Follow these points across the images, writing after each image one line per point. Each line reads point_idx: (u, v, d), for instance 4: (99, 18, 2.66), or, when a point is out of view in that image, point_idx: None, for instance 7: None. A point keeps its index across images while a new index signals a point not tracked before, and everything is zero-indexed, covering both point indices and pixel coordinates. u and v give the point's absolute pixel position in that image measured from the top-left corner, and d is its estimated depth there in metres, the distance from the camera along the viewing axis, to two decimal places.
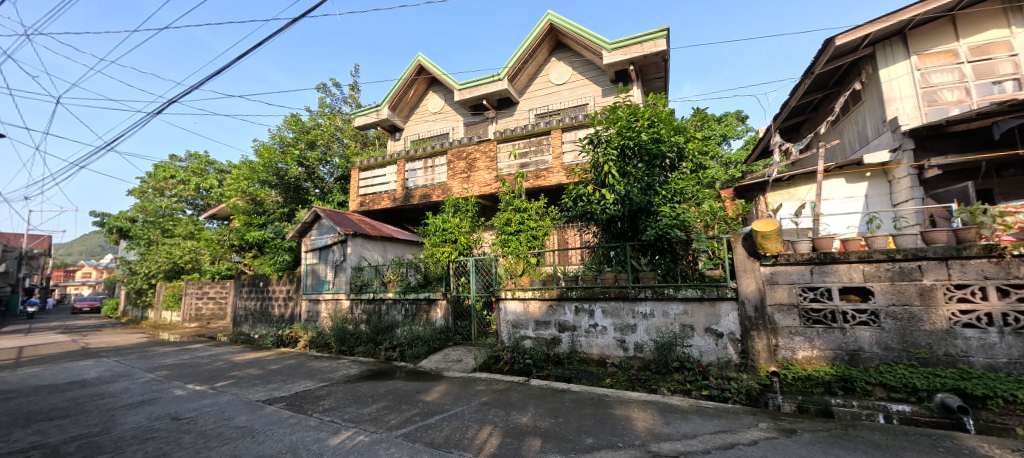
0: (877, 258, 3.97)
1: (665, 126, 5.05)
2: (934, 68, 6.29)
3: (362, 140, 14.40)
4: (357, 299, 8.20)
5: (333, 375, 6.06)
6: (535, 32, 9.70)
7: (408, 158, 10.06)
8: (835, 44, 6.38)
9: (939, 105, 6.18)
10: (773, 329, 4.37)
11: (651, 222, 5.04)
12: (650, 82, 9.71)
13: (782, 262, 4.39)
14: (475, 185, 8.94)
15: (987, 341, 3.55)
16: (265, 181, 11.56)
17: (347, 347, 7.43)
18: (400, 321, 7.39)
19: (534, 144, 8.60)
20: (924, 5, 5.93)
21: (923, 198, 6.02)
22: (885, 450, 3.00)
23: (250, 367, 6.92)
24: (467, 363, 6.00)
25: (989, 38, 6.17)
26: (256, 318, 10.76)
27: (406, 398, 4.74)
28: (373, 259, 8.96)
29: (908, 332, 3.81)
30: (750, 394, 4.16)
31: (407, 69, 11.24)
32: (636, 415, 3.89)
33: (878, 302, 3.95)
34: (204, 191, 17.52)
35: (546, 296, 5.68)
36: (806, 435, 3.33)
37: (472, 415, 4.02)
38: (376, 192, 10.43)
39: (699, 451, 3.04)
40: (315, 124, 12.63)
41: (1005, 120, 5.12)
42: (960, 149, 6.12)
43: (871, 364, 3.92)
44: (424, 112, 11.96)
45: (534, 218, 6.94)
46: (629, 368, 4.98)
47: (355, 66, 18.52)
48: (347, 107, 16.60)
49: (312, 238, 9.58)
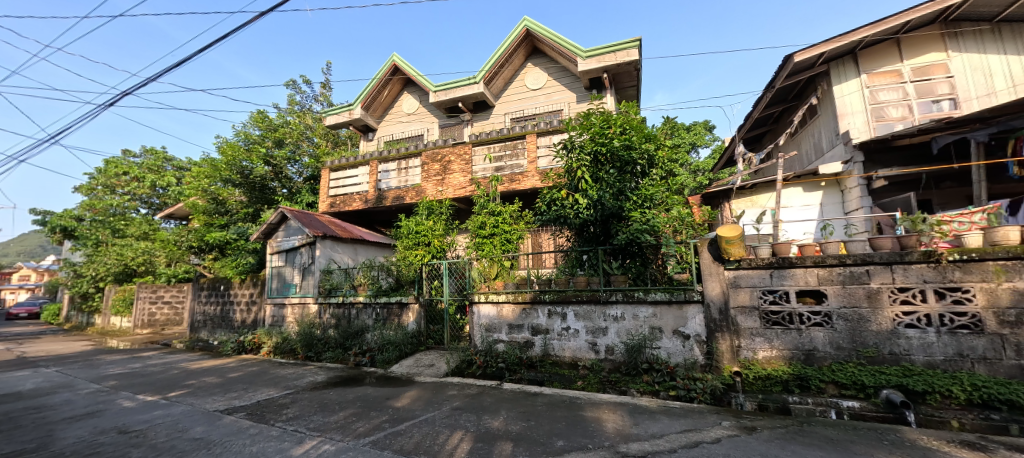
0: (831, 263, 4.22)
1: (637, 134, 5.17)
2: (881, 86, 6.77)
3: (333, 139, 14.03)
4: (326, 303, 7.94)
5: (299, 382, 5.83)
6: (511, 37, 9.75)
7: (381, 158, 9.87)
8: (794, 60, 6.74)
9: (886, 121, 6.66)
10: (736, 330, 4.54)
11: (622, 226, 5.16)
12: (623, 90, 9.97)
13: (744, 266, 4.57)
14: (450, 187, 8.87)
15: (926, 341, 3.82)
16: (229, 180, 11.05)
17: (314, 353, 7.17)
18: (371, 326, 7.21)
19: (509, 148, 8.64)
20: (873, 27, 6.36)
21: (872, 207, 6.45)
22: (837, 445, 3.16)
23: (208, 375, 6.56)
24: (439, 368, 5.93)
25: (930, 60, 6.67)
26: (216, 323, 10.24)
27: (376, 404, 4.62)
28: (342, 262, 8.71)
29: (857, 332, 4.06)
30: (714, 394, 4.32)
31: (381, 68, 11.03)
32: (606, 416, 3.95)
33: (831, 305, 4.19)
34: (160, 189, 16.50)
35: (520, 300, 5.70)
36: (765, 432, 3.47)
37: (443, 421, 3.96)
38: (347, 193, 10.17)
39: (665, 451, 3.10)
40: (283, 122, 12.19)
41: (943, 136, 5.51)
42: (904, 162, 6.60)
43: (824, 362, 4.14)
44: (398, 113, 11.78)
45: (508, 221, 6.96)
46: (600, 370, 5.04)
47: (327, 64, 18.08)
48: (318, 105, 16.14)
49: (279, 240, 9.22)
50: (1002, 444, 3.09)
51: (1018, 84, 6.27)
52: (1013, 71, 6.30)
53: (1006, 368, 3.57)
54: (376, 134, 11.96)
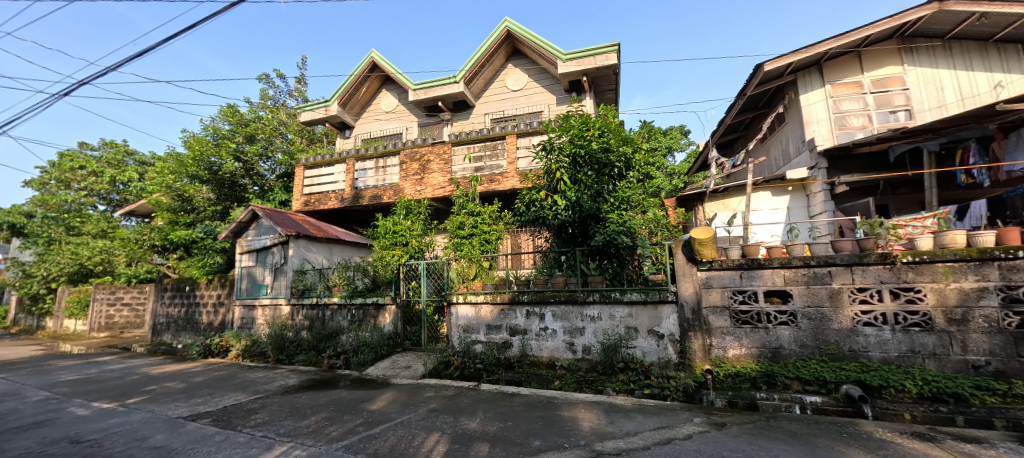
0: (796, 264, 4.41)
1: (615, 136, 5.23)
2: (844, 97, 7.13)
3: (307, 135, 13.66)
4: (298, 305, 7.71)
5: (269, 386, 5.63)
6: (492, 37, 9.74)
7: (358, 157, 9.67)
8: (765, 69, 7.00)
9: (848, 129, 7.02)
10: (708, 329, 4.67)
11: (600, 227, 5.23)
12: (602, 93, 10.12)
13: (716, 267, 4.72)
14: (428, 187, 8.78)
15: (882, 338, 4.03)
16: (196, 176, 10.59)
17: (286, 356, 6.95)
18: (346, 327, 7.05)
19: (489, 148, 8.63)
20: (837, 40, 6.68)
21: (835, 211, 6.78)
22: (800, 438, 3.30)
23: (171, 380, 6.26)
24: (416, 369, 5.86)
25: (888, 72, 7.05)
26: (181, 326, 9.79)
27: (350, 407, 4.52)
28: (317, 262, 8.48)
29: (820, 331, 4.25)
30: (686, 391, 4.44)
31: (359, 65, 10.81)
32: (582, 416, 3.99)
33: (796, 304, 4.37)
34: (120, 185, 15.63)
35: (498, 300, 5.68)
36: (734, 428, 3.58)
37: (419, 423, 3.91)
38: (322, 191, 9.91)
39: (639, 448, 3.16)
40: (255, 117, 11.79)
41: (900, 145, 5.83)
42: (864, 168, 6.96)
43: (790, 360, 4.32)
44: (376, 111, 11.58)
45: (487, 222, 6.95)
46: (577, 370, 5.09)
47: (303, 58, 17.58)
48: (293, 100, 15.67)
49: (249, 239, 8.90)
50: (949, 435, 3.30)
51: (965, 98, 6.81)
52: (961, 86, 6.84)
53: (954, 364, 3.80)
54: (353, 131, 11.71)
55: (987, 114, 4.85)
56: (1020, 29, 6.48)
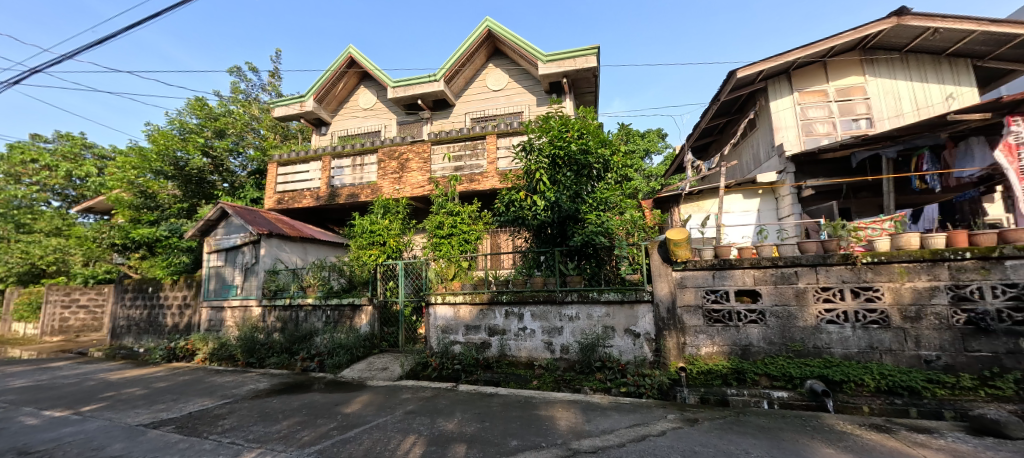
0: (765, 264, 4.57)
1: (594, 138, 5.27)
2: (811, 104, 7.44)
3: (281, 131, 13.27)
4: (270, 306, 7.46)
5: (238, 391, 5.43)
6: (473, 36, 9.70)
7: (334, 154, 9.45)
8: (737, 76, 7.22)
9: (814, 136, 7.34)
10: (682, 328, 4.78)
11: (579, 228, 5.28)
12: (582, 95, 10.23)
13: (690, 267, 4.83)
14: (407, 186, 8.67)
15: (843, 335, 4.23)
16: (160, 171, 10.12)
17: (257, 359, 6.71)
18: (320, 329, 6.87)
19: (469, 148, 8.59)
20: (805, 49, 6.97)
21: (802, 214, 7.08)
22: (767, 432, 3.42)
23: (132, 386, 5.95)
24: (393, 371, 5.76)
25: (851, 82, 7.40)
26: (143, 328, 9.32)
27: (324, 411, 4.40)
28: (290, 262, 8.23)
29: (787, 328, 4.42)
30: (661, 389, 4.53)
31: (336, 60, 10.57)
32: (559, 414, 4.01)
33: (765, 303, 4.53)
34: (76, 180, 14.73)
35: (477, 300, 5.66)
36: (705, 423, 3.69)
37: (396, 426, 3.84)
38: (297, 189, 9.63)
39: (615, 445, 3.21)
40: (225, 111, 11.38)
41: (861, 151, 6.12)
42: (829, 173, 7.29)
43: (759, 356, 4.48)
44: (354, 108, 11.35)
45: (466, 221, 6.93)
46: (555, 369, 5.14)
47: (277, 51, 17.02)
48: (266, 95, 15.16)
49: (217, 238, 8.56)
50: (903, 426, 3.49)
51: (920, 108, 7.26)
52: (916, 97, 7.28)
53: (908, 358, 4.02)
54: (329, 128, 11.43)
55: (940, 123, 5.15)
56: (969, 45, 6.92)
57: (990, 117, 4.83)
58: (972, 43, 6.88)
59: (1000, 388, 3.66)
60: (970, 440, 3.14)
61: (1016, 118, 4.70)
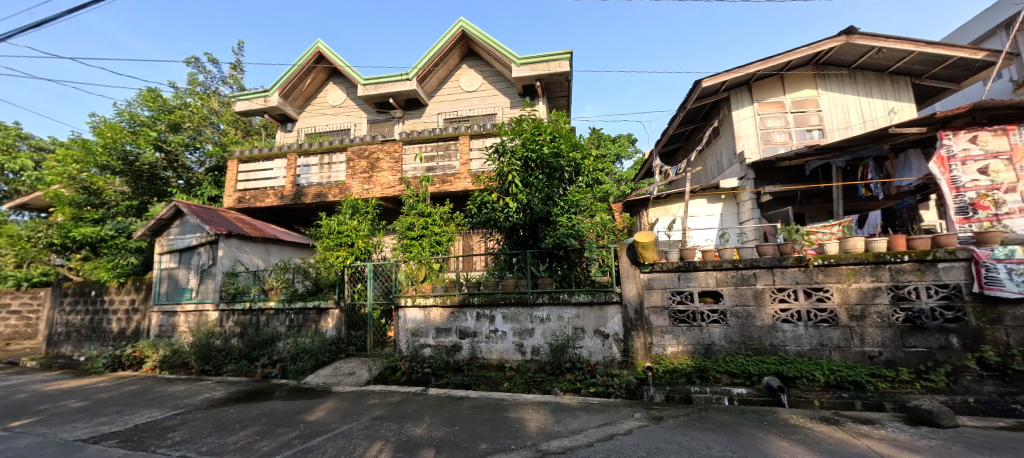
0: (726, 267, 4.76)
1: (565, 142, 5.32)
2: (769, 115, 7.86)
3: (243, 127, 12.66)
4: (228, 310, 7.09)
5: (191, 400, 5.12)
6: (446, 36, 9.61)
7: (301, 152, 9.11)
8: (703, 85, 7.52)
9: (772, 145, 7.75)
10: (649, 329, 4.91)
11: (550, 230, 5.33)
12: (555, 99, 10.36)
13: (657, 269, 4.98)
14: (377, 186, 8.48)
15: (797, 333, 4.47)
16: (106, 166, 9.44)
17: (213, 366, 6.34)
18: (283, 333, 6.60)
19: (442, 148, 8.51)
20: (764, 62, 7.35)
21: (760, 218, 7.45)
22: (727, 427, 3.57)
23: (70, 398, 5.49)
24: (360, 376, 5.60)
25: (806, 95, 7.87)
26: (85, 335, 8.63)
27: (285, 419, 4.22)
28: (250, 263, 7.86)
29: (746, 327, 4.63)
30: (629, 388, 4.64)
31: (304, 54, 10.21)
32: (529, 416, 4.03)
33: (726, 304, 4.73)
34: (9, 174, 13.48)
35: (448, 303, 5.59)
36: (670, 421, 3.80)
37: (362, 432, 3.73)
38: (259, 188, 9.23)
39: (583, 445, 3.25)
40: (180, 104, 10.85)
41: (814, 160, 6.50)
42: (786, 180, 7.69)
43: (720, 355, 4.67)
44: (322, 104, 11.01)
45: (438, 223, 6.88)
46: (526, 371, 5.15)
47: (239, 42, 16.18)
48: (226, 88, 14.42)
49: (170, 238, 8.06)
50: (849, 418, 3.73)
51: (866, 121, 7.80)
52: (863, 110, 7.83)
53: (854, 354, 4.30)
54: (296, 125, 11.01)
55: (883, 135, 5.54)
56: (908, 64, 7.52)
57: (925, 131, 5.24)
58: (911, 63, 7.48)
59: (933, 381, 3.98)
60: (907, 429, 3.39)
61: (947, 133, 5.03)
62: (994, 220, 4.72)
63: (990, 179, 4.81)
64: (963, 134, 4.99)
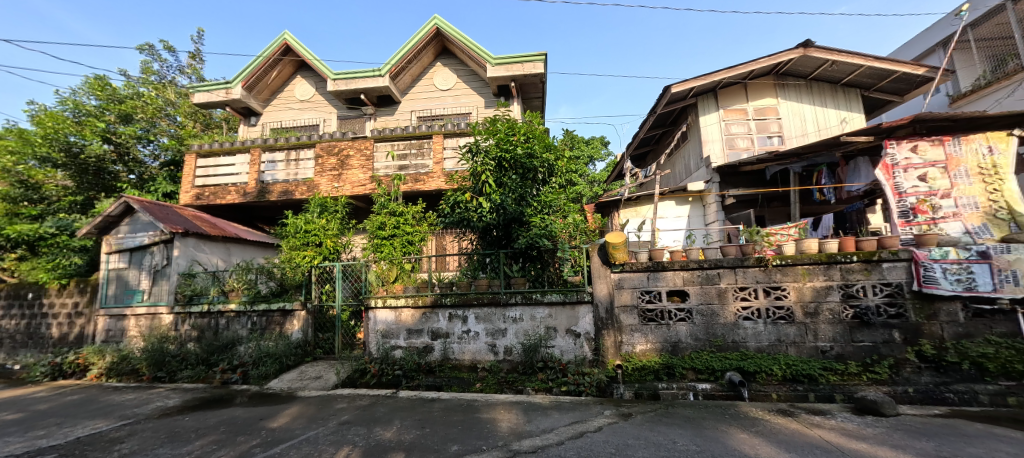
0: (692, 267, 4.94)
1: (539, 143, 5.34)
2: (733, 121, 8.21)
3: (203, 120, 12.03)
4: (184, 313, 6.71)
5: (141, 410, 4.80)
6: (420, 33, 9.46)
7: (265, 147, 8.74)
8: (673, 91, 7.75)
9: (736, 150, 8.10)
10: (619, 327, 5.01)
11: (523, 230, 5.35)
12: (530, 100, 10.43)
13: (627, 269, 5.09)
14: (347, 184, 8.26)
15: (757, 330, 4.69)
16: (45, 158, 8.82)
17: (166, 373, 5.97)
18: (245, 337, 6.32)
19: (415, 146, 8.38)
20: (730, 71, 7.67)
21: (725, 220, 7.76)
22: (691, 422, 3.70)
23: (1, 410, 5.03)
24: (328, 379, 5.43)
25: (767, 103, 8.27)
26: (19, 342, 7.95)
27: (246, 427, 4.03)
28: (209, 264, 7.47)
29: (710, 325, 4.81)
30: (599, 386, 4.73)
31: (269, 46, 9.80)
32: (501, 417, 4.02)
33: (693, 303, 4.90)
34: None
35: (419, 303, 5.51)
36: (638, 417, 3.90)
37: (328, 438, 3.62)
38: (219, 184, 8.79)
39: (554, 444, 3.28)
40: (133, 93, 10.21)
41: (774, 165, 6.83)
42: (748, 184, 8.05)
43: (686, 352, 4.83)
44: (289, 98, 10.62)
45: (410, 222, 6.78)
46: (498, 371, 5.15)
47: (199, 30, 15.35)
48: (184, 78, 13.65)
49: (119, 237, 7.56)
50: (803, 409, 3.95)
51: (821, 129, 8.27)
52: (819, 119, 8.31)
53: (808, 349, 4.55)
54: (261, 119, 10.57)
55: (835, 143, 5.90)
56: (859, 77, 8.03)
57: (872, 139, 5.62)
58: (861, 76, 8.01)
59: (878, 372, 4.27)
60: (855, 418, 3.63)
61: (891, 142, 5.41)
62: (931, 224, 5.06)
63: (928, 185, 5.18)
64: (906, 143, 5.37)
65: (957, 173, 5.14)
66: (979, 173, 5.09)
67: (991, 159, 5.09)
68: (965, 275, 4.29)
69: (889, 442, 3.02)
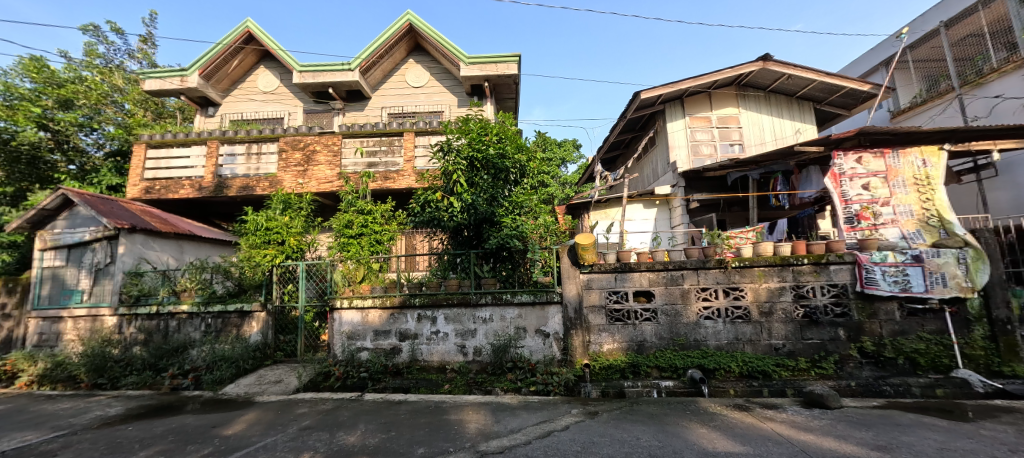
0: (658, 268, 5.09)
1: (511, 143, 5.35)
2: (698, 129, 8.56)
3: (154, 108, 11.25)
4: (129, 315, 6.26)
5: (77, 420, 4.44)
6: (393, 28, 9.27)
7: (224, 139, 8.32)
8: (642, 97, 7.98)
9: (700, 156, 8.45)
10: (587, 327, 5.10)
11: (494, 231, 5.35)
12: (504, 101, 10.46)
13: (595, 270, 5.19)
14: (313, 180, 7.99)
15: (716, 329, 4.90)
16: None
17: (108, 380, 5.55)
18: (198, 340, 5.98)
19: (385, 144, 8.20)
20: (695, 80, 7.99)
21: (689, 224, 8.07)
22: (655, 418, 3.82)
23: None
24: (289, 383, 5.23)
25: (730, 112, 8.67)
26: None
27: (197, 435, 3.81)
28: (159, 262, 7.00)
29: (674, 325, 4.98)
30: (567, 386, 4.79)
31: (231, 33, 9.32)
32: (469, 418, 4.00)
33: (658, 303, 5.05)
34: None
35: (387, 304, 5.39)
36: (604, 415, 3.98)
37: (287, 445, 3.47)
38: (172, 177, 8.29)
39: (521, 444, 3.30)
40: (74, 77, 9.44)
41: (735, 172, 7.16)
42: (711, 189, 8.40)
43: (651, 350, 4.98)
44: (251, 89, 10.15)
45: (378, 221, 6.64)
46: (467, 372, 5.13)
47: (150, 12, 14.34)
48: (133, 63, 12.74)
49: (55, 232, 6.96)
50: (757, 404, 4.17)
51: (778, 139, 8.76)
52: (776, 130, 8.79)
53: (763, 347, 4.80)
54: (219, 110, 10.04)
55: (790, 153, 6.26)
56: (812, 91, 8.57)
57: (823, 150, 6.00)
58: (814, 90, 8.56)
59: (825, 368, 4.57)
60: (804, 411, 3.86)
61: (839, 153, 5.81)
62: (873, 230, 5.45)
63: (870, 194, 5.58)
64: (852, 155, 5.78)
65: (896, 183, 5.56)
66: (914, 183, 5.52)
67: (924, 171, 5.55)
68: (901, 276, 4.68)
69: (833, 433, 3.23)
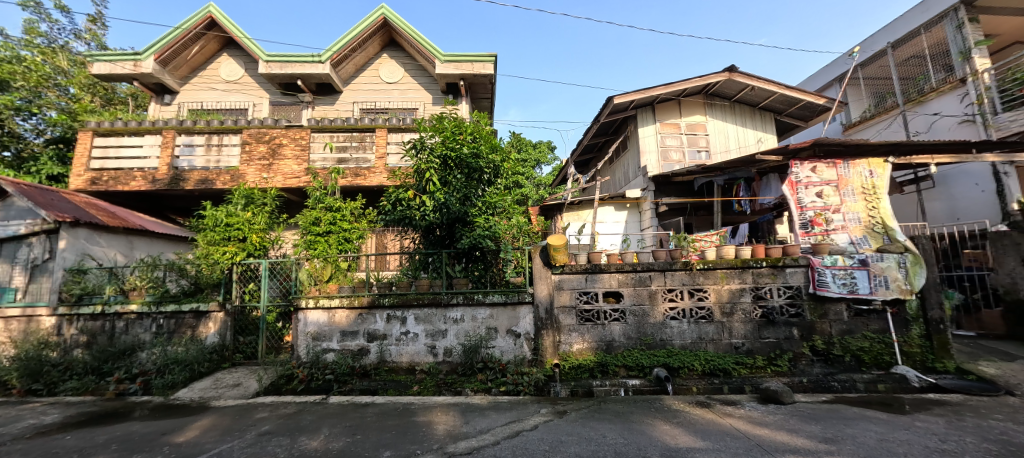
0: (627, 269, 5.22)
1: (485, 143, 5.32)
2: (668, 135, 8.84)
3: (103, 94, 10.52)
4: (70, 315, 5.82)
5: (6, 429, 4.08)
6: (366, 22, 9.05)
7: (181, 129, 7.88)
8: (616, 102, 8.16)
9: (669, 162, 8.73)
10: (558, 327, 5.17)
11: (466, 231, 5.33)
12: (479, 101, 10.45)
13: (567, 271, 5.26)
14: (278, 175, 7.69)
15: (681, 329, 5.08)
16: None
17: (43, 386, 5.14)
18: (148, 342, 5.65)
19: (356, 139, 8.00)
20: (667, 87, 8.25)
21: (657, 226, 8.35)
22: (621, 416, 3.91)
23: None
24: (248, 386, 5.00)
25: (698, 120, 9.00)
26: None
27: (144, 444, 3.59)
28: (106, 259, 6.56)
29: (641, 325, 5.12)
30: (537, 385, 4.82)
31: (191, 18, 8.82)
32: (437, 419, 3.96)
33: (626, 304, 5.18)
34: None
35: (355, 304, 5.26)
36: (572, 414, 4.05)
37: (244, 451, 3.33)
38: (122, 168, 7.77)
39: (489, 444, 3.30)
40: (10, 57, 8.71)
41: (702, 177, 7.45)
42: (680, 193, 8.70)
43: (619, 350, 5.10)
44: (213, 78, 9.65)
45: (348, 219, 6.47)
46: (436, 373, 5.09)
47: None
48: (81, 45, 11.85)
49: None
50: (717, 400, 4.35)
51: (742, 147, 9.17)
52: (740, 138, 9.20)
53: (724, 346, 5.01)
54: (177, 98, 9.49)
55: (752, 161, 6.57)
56: (773, 102, 9.03)
57: (782, 159, 6.33)
58: (775, 102, 9.03)
59: (780, 365, 4.84)
60: (759, 407, 4.06)
61: (796, 162, 6.15)
62: (825, 235, 5.83)
63: (823, 201, 5.94)
64: (808, 164, 6.12)
65: (846, 191, 5.93)
66: (862, 192, 5.89)
67: (871, 181, 5.91)
68: (849, 279, 5.00)
69: (785, 427, 3.41)
